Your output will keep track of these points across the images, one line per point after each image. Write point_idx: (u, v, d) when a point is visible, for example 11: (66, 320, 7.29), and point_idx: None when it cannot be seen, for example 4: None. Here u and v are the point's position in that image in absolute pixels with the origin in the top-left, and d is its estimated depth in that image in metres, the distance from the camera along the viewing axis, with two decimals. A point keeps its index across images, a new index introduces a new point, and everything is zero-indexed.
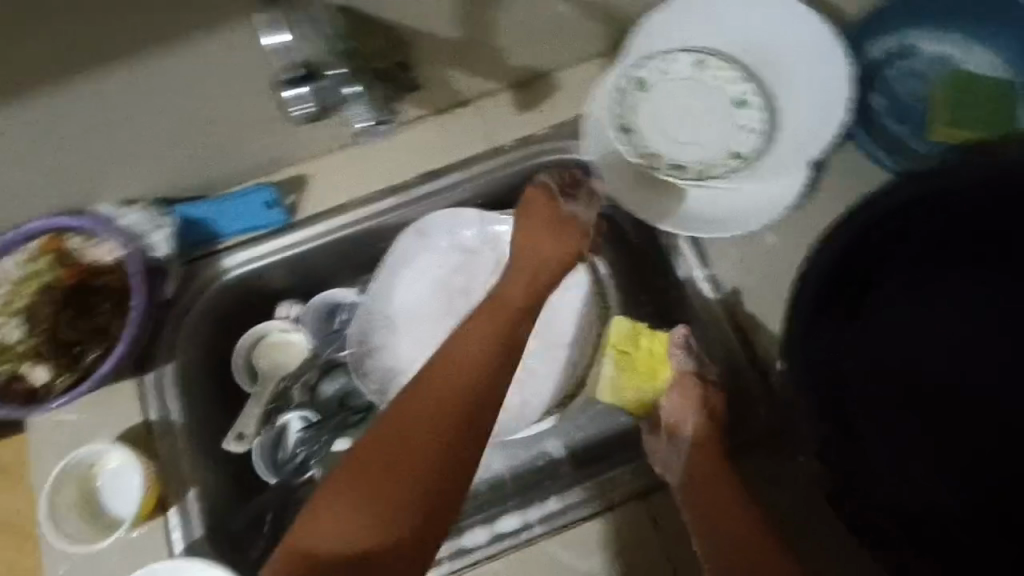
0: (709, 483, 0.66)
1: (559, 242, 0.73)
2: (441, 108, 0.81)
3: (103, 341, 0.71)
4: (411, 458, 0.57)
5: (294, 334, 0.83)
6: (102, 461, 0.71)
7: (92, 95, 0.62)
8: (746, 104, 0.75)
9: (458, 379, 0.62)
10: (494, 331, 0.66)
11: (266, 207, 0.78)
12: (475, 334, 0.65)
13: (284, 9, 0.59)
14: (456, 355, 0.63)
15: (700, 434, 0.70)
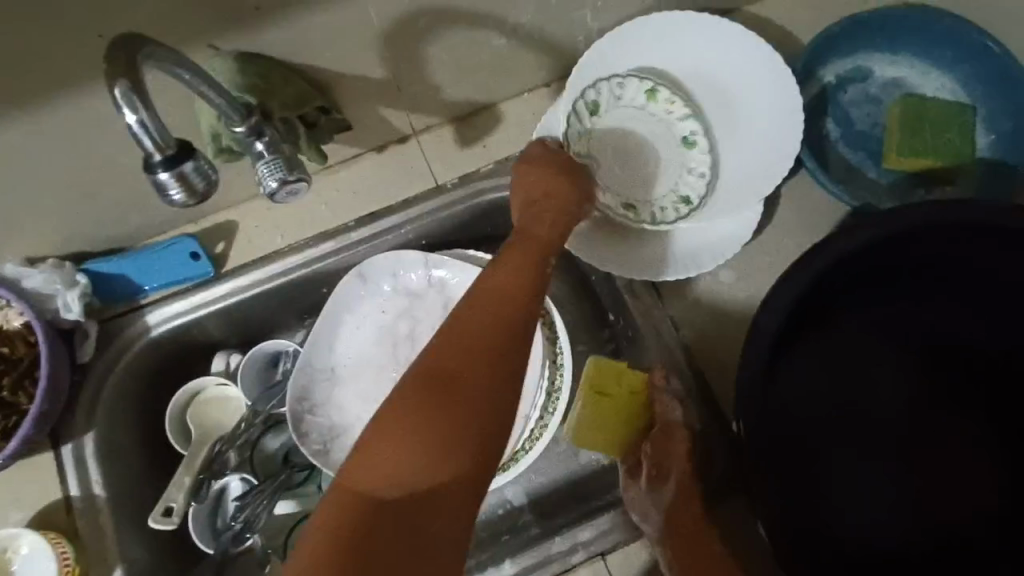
0: (695, 540, 0.63)
1: (572, 186, 0.64)
2: (381, 145, 0.78)
3: (10, 416, 0.65)
4: (458, 394, 0.49)
5: (231, 389, 0.78)
6: (14, 546, 0.65)
7: None
8: (694, 144, 0.72)
9: (496, 309, 0.53)
10: (527, 263, 0.56)
11: (191, 258, 0.73)
12: (507, 265, 0.56)
13: (136, 65, 0.43)
14: (488, 285, 0.54)
15: (682, 482, 0.66)
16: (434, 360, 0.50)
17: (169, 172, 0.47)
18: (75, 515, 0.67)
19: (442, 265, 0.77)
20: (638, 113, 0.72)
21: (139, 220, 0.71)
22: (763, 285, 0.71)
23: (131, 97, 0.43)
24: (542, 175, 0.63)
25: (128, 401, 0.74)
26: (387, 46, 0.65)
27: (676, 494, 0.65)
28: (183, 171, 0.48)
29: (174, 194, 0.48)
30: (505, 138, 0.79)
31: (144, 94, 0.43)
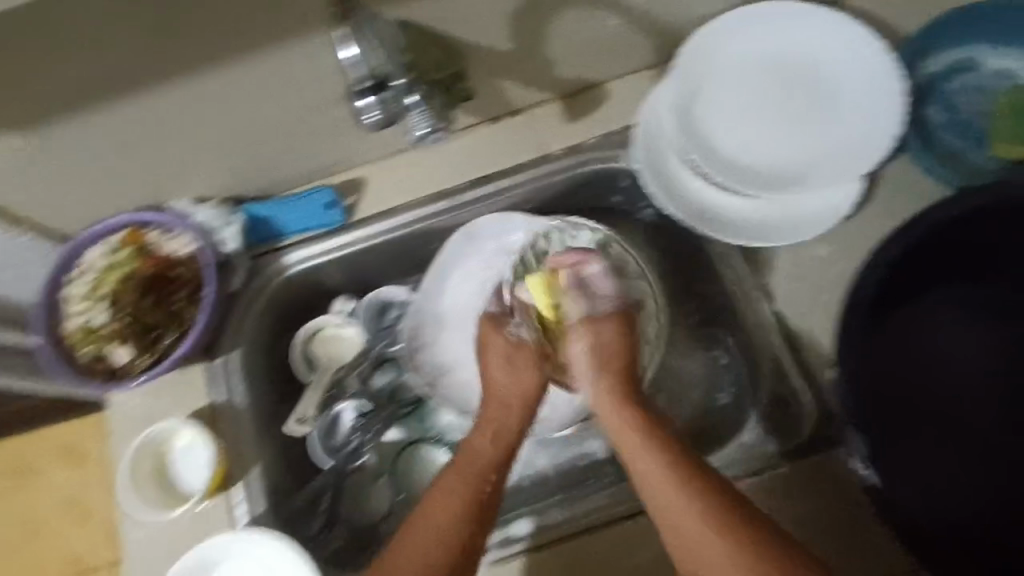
0: (675, 501, 0.60)
1: (519, 385, 0.74)
2: (494, 116, 0.85)
3: (178, 327, 0.76)
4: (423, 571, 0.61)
5: (347, 328, 0.87)
6: (173, 439, 0.76)
7: (169, 100, 0.66)
8: (630, 277, 0.81)
9: (461, 480, 0.66)
10: (491, 457, 0.69)
11: (324, 209, 0.83)
12: (464, 464, 0.68)
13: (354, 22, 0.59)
14: (453, 469, 0.68)
15: (625, 428, 0.67)
16: (410, 560, 0.61)
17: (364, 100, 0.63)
18: (221, 421, 0.77)
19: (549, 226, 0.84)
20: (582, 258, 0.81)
21: (285, 172, 0.82)
22: (856, 260, 0.73)
23: (348, 36, 0.58)
24: (495, 371, 0.75)
25: (263, 331, 0.84)
26: (515, 22, 0.72)
27: (639, 461, 0.64)
28: (381, 97, 0.62)
29: (369, 118, 0.63)
30: (609, 114, 0.84)
31: (355, 34, 0.59)
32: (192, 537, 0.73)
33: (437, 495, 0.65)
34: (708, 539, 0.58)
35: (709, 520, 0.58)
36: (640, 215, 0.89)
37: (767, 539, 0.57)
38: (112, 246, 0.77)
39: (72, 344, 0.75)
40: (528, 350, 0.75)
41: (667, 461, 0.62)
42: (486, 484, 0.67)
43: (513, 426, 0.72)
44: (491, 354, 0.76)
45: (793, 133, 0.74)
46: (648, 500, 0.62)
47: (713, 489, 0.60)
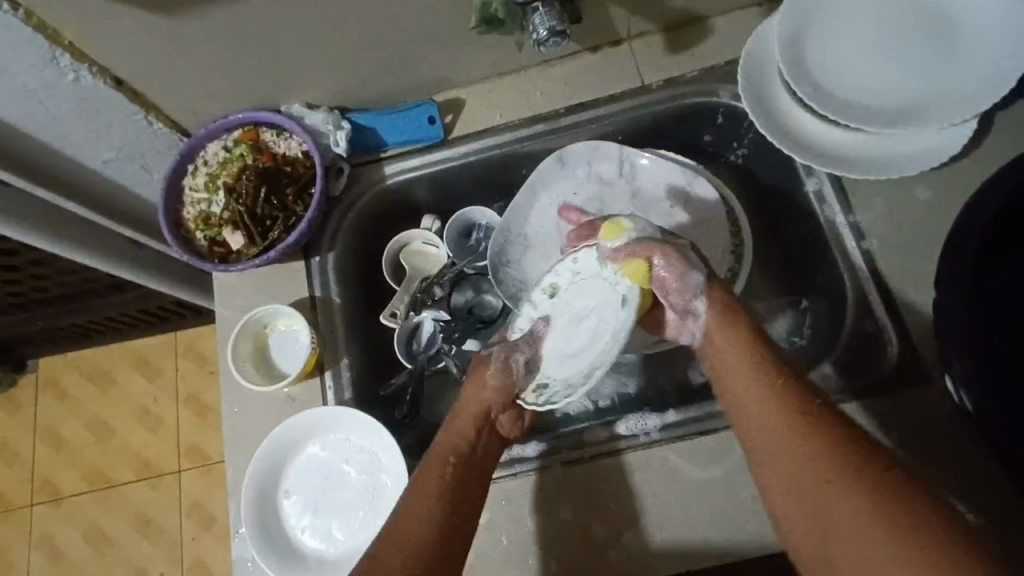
0: (792, 450, 0.57)
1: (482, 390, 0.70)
2: (595, 45, 0.86)
3: (287, 219, 0.82)
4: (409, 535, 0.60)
5: (434, 247, 0.90)
6: (272, 323, 0.82)
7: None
8: (628, 301, 0.66)
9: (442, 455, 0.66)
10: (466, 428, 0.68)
11: (429, 121, 0.86)
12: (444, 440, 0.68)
13: None
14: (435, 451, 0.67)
15: (751, 386, 0.62)
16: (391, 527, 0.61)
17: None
18: (316, 312, 0.82)
19: (642, 156, 0.84)
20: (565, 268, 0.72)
21: (392, 85, 0.85)
22: (955, 205, 0.72)
23: None
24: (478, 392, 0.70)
25: (357, 236, 0.88)
26: None
27: (754, 402, 0.61)
28: None
29: None
30: (711, 49, 0.84)
31: None
32: (283, 415, 0.78)
33: (408, 493, 0.64)
34: (836, 477, 0.55)
35: (821, 474, 0.55)
36: (730, 156, 0.89)
37: (879, 480, 0.53)
38: (231, 142, 0.84)
39: (193, 229, 0.83)
40: (486, 363, 0.71)
41: (795, 412, 0.59)
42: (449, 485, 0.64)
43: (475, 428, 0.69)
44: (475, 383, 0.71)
45: (900, 72, 0.72)
46: (762, 450, 0.60)
47: (829, 447, 0.56)
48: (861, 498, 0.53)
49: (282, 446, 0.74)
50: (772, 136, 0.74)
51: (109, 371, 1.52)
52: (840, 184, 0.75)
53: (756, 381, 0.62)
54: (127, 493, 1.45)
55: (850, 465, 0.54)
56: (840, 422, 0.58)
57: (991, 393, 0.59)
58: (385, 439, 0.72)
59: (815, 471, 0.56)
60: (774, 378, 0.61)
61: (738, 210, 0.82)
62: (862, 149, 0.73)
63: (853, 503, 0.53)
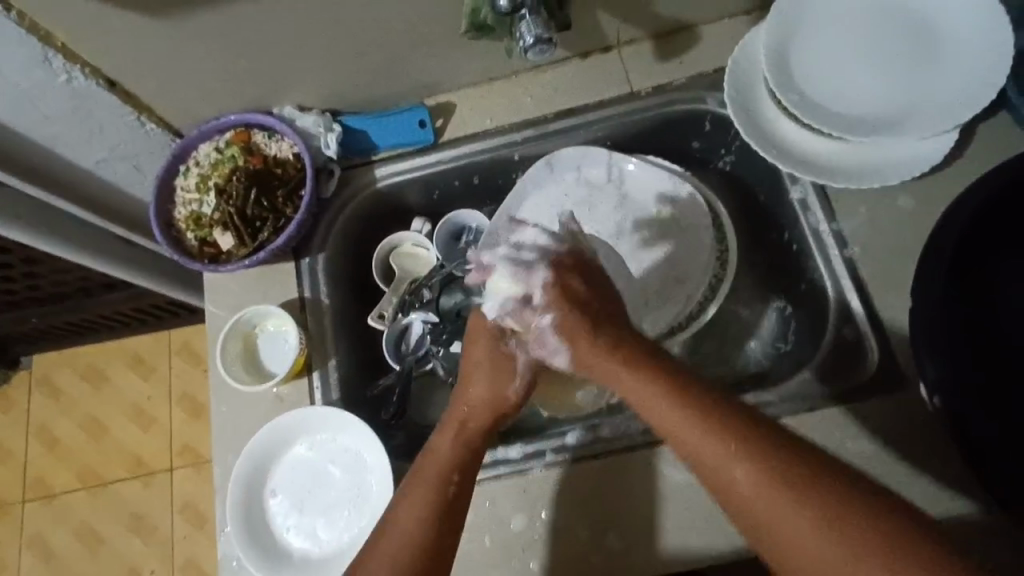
0: (721, 471, 0.55)
1: (490, 386, 0.71)
2: (585, 52, 0.87)
3: (277, 220, 0.82)
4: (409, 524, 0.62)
5: (423, 249, 0.91)
6: (261, 323, 0.82)
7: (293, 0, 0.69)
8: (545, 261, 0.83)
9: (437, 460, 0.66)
10: (476, 420, 0.70)
11: (419, 124, 0.87)
12: (438, 442, 0.68)
13: None
14: (430, 453, 0.67)
15: (668, 410, 0.59)
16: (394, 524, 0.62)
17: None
18: (306, 313, 0.83)
19: (630, 161, 0.85)
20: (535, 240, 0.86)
21: (384, 89, 0.86)
22: (938, 213, 0.73)
23: None
24: (475, 381, 0.72)
25: (348, 237, 0.89)
26: None
27: (648, 399, 0.60)
28: None
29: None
30: (699, 56, 0.85)
31: None
32: (271, 415, 0.79)
33: (405, 491, 0.64)
34: (750, 480, 0.53)
35: (721, 453, 0.55)
36: (718, 163, 0.90)
37: (792, 471, 0.52)
38: (223, 143, 0.84)
39: (184, 229, 0.83)
40: (505, 355, 0.72)
41: (721, 430, 0.56)
42: (447, 482, 0.64)
43: (479, 427, 0.69)
44: (473, 355, 0.73)
45: (886, 81, 0.73)
46: (701, 472, 0.56)
47: (755, 462, 0.53)
48: (784, 501, 0.51)
49: (269, 445, 0.74)
50: (757, 143, 0.75)
51: (103, 369, 1.52)
52: (824, 192, 0.76)
53: (672, 402, 0.59)
54: (119, 491, 1.45)
55: (758, 463, 0.53)
56: (753, 422, 0.56)
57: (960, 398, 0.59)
58: (370, 440, 0.73)
59: (721, 460, 0.55)
60: (688, 398, 0.58)
61: (723, 222, 0.83)
62: (845, 158, 0.74)
63: (794, 503, 0.51)
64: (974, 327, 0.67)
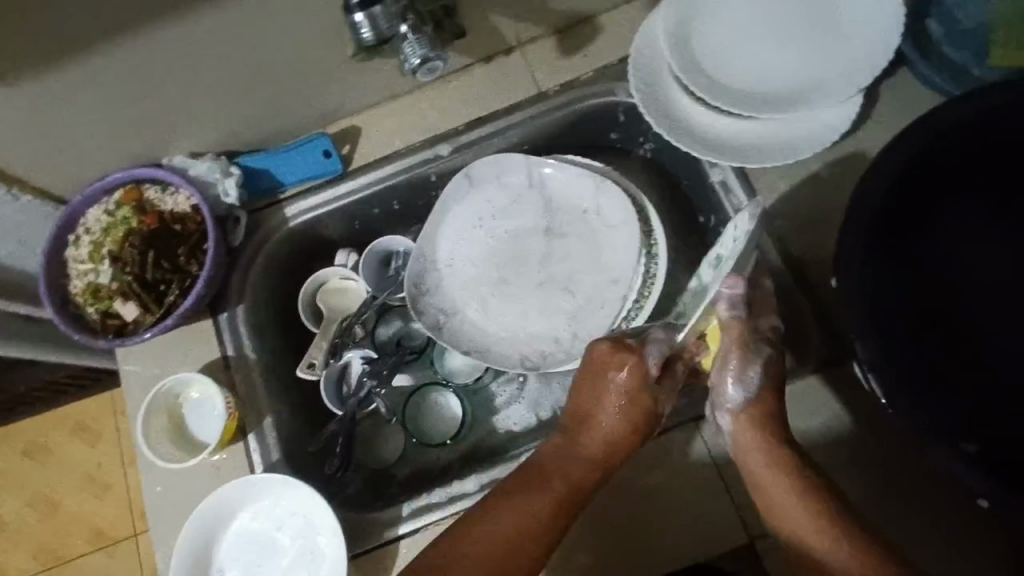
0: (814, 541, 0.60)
1: (623, 417, 0.67)
2: (488, 56, 0.84)
3: (182, 281, 0.77)
4: (514, 539, 0.63)
5: (352, 281, 0.87)
6: (185, 391, 0.77)
7: (151, 46, 0.64)
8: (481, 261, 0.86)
9: (566, 475, 0.66)
10: (603, 440, 0.67)
11: (324, 154, 0.82)
12: (568, 456, 0.67)
13: None
14: (552, 467, 0.67)
15: (744, 438, 0.64)
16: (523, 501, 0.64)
17: (364, 12, 0.60)
18: (232, 372, 0.78)
19: (547, 164, 0.82)
20: (462, 241, 0.86)
21: (281, 122, 0.81)
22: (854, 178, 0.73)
23: None
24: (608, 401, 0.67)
25: (268, 284, 0.84)
26: None
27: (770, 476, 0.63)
28: (372, 14, 0.60)
29: (362, 30, 0.61)
30: (603, 47, 0.82)
31: None
32: (209, 487, 0.74)
33: (514, 505, 0.64)
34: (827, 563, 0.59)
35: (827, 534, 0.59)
36: (639, 151, 0.88)
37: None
38: (113, 205, 0.78)
39: (82, 303, 0.77)
40: (641, 382, 0.67)
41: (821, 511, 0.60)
42: (566, 501, 0.65)
43: (600, 452, 0.67)
44: (605, 381, 0.68)
45: (787, 54, 0.72)
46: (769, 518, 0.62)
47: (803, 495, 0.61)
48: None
49: (209, 524, 0.69)
50: (670, 133, 0.74)
51: (44, 444, 1.42)
52: (743, 172, 0.75)
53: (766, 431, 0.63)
54: (82, 569, 1.37)
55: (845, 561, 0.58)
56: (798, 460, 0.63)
57: (896, 371, 0.58)
58: (316, 502, 0.68)
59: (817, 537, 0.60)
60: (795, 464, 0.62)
61: (649, 212, 0.79)
62: (757, 137, 0.73)
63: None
64: None
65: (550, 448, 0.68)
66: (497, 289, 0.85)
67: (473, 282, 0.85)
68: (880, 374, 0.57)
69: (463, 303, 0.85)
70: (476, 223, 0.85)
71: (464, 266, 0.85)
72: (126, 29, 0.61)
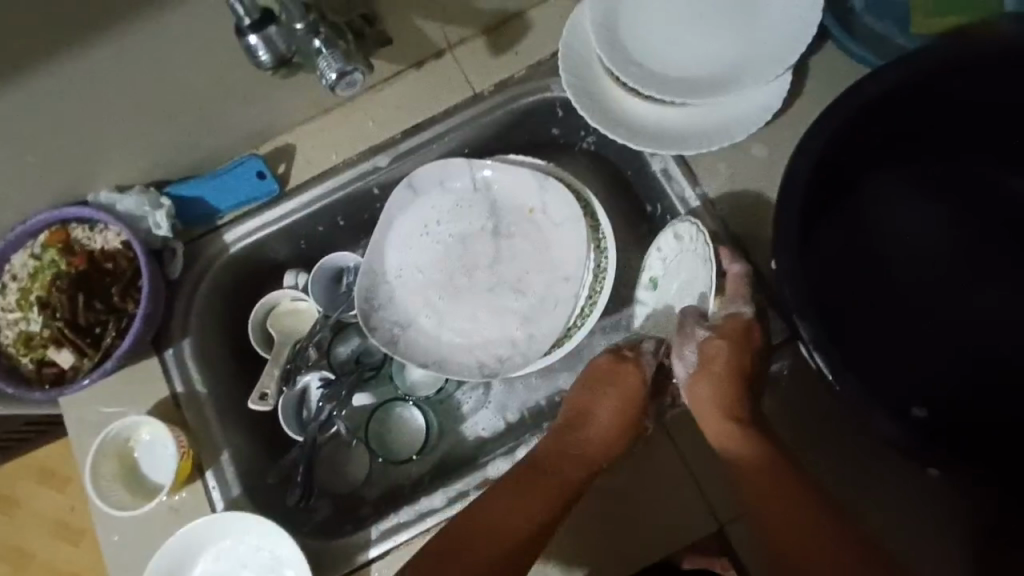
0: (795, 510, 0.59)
1: (613, 415, 0.71)
2: (418, 61, 0.82)
3: (118, 321, 0.73)
4: (505, 532, 0.65)
5: (303, 302, 0.85)
6: (136, 434, 0.74)
7: (51, 81, 0.61)
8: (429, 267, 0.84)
9: (563, 470, 0.68)
10: (600, 440, 0.69)
11: (259, 176, 0.79)
12: (565, 454, 0.69)
13: None
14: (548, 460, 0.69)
15: (708, 411, 0.66)
16: (513, 495, 0.67)
17: (257, 34, 0.58)
18: (183, 409, 0.75)
19: (486, 166, 0.81)
20: (410, 250, 0.84)
21: (209, 147, 0.78)
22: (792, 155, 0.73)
23: None
24: (596, 398, 0.72)
25: (214, 314, 0.81)
26: None
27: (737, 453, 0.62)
28: (268, 34, 0.59)
29: (258, 53, 0.59)
30: (534, 42, 0.81)
31: None
32: (168, 530, 0.71)
33: (510, 496, 0.67)
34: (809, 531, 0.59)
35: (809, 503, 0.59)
36: (581, 145, 0.87)
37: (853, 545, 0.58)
38: (39, 249, 0.74)
39: (16, 354, 0.74)
40: (627, 376, 0.73)
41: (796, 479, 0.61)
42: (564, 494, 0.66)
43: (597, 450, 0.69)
44: (595, 381, 0.73)
45: (715, 37, 0.72)
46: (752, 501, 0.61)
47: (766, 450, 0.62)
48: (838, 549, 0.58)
49: (171, 567, 0.67)
50: (604, 126, 0.73)
51: (9, 495, 1.37)
52: (682, 158, 0.75)
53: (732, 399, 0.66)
54: None
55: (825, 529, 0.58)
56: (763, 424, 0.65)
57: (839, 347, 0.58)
58: (279, 536, 0.67)
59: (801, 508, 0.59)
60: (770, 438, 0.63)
61: (594, 206, 0.79)
62: (693, 122, 0.73)
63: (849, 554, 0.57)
64: (845, 262, 0.67)
65: (542, 445, 0.71)
66: (452, 298, 0.84)
67: (425, 290, 0.84)
68: (824, 351, 0.57)
69: (416, 312, 0.83)
70: (423, 232, 0.84)
71: (416, 276, 0.84)
72: (20, 66, 0.58)
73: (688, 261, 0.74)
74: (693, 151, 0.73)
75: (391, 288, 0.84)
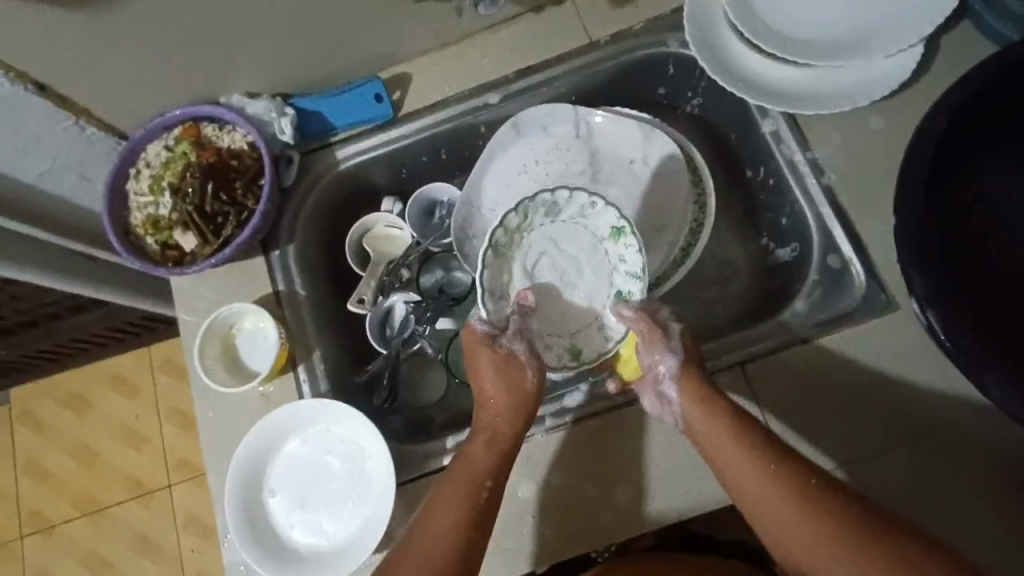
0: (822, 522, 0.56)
1: (505, 394, 0.69)
2: (538, 6, 0.84)
3: (238, 215, 0.79)
4: (436, 542, 0.61)
5: (396, 229, 0.88)
6: (238, 322, 0.79)
7: None
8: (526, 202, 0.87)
9: (480, 459, 0.66)
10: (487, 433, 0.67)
11: (375, 99, 0.83)
12: (473, 449, 0.66)
13: None
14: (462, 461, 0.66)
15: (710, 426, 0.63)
16: (431, 510, 0.63)
17: None
18: (282, 307, 0.80)
19: (596, 114, 0.83)
20: (509, 185, 0.87)
21: (334, 66, 0.83)
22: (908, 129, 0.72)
23: None
24: (489, 383, 0.69)
25: (317, 225, 0.85)
26: None
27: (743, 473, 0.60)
28: None
29: None
30: None
31: None
32: (259, 415, 0.76)
33: (437, 498, 0.64)
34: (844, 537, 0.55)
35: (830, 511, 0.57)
36: (685, 107, 0.88)
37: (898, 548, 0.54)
38: (172, 141, 0.80)
39: (142, 233, 0.80)
40: (519, 365, 0.70)
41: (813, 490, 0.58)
42: (481, 487, 0.64)
43: (507, 433, 0.67)
44: (481, 367, 0.70)
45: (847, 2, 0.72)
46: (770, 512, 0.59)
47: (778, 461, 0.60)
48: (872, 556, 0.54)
49: (263, 445, 0.72)
50: (722, 79, 0.74)
51: (84, 395, 1.45)
52: (794, 120, 0.75)
53: (750, 464, 0.60)
54: (119, 514, 1.40)
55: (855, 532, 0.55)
56: (795, 473, 0.60)
57: (951, 309, 0.58)
58: (366, 429, 0.71)
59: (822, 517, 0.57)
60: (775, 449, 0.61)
61: (698, 161, 0.81)
62: (811, 85, 0.73)
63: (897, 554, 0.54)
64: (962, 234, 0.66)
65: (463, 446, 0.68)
66: None
67: None
68: (936, 310, 0.58)
69: None
70: (522, 169, 0.86)
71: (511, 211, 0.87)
72: None
73: (573, 233, 0.75)
74: (809, 111, 0.72)
75: (486, 220, 0.87)
